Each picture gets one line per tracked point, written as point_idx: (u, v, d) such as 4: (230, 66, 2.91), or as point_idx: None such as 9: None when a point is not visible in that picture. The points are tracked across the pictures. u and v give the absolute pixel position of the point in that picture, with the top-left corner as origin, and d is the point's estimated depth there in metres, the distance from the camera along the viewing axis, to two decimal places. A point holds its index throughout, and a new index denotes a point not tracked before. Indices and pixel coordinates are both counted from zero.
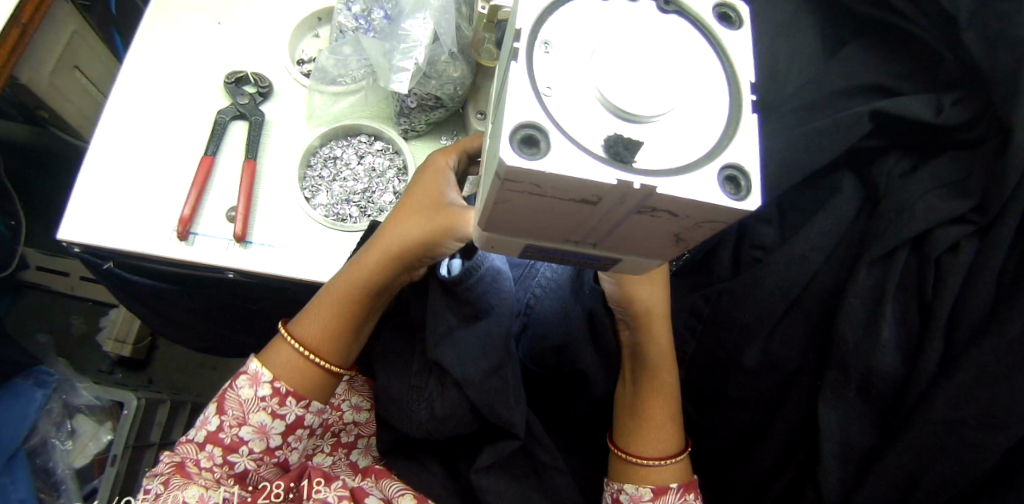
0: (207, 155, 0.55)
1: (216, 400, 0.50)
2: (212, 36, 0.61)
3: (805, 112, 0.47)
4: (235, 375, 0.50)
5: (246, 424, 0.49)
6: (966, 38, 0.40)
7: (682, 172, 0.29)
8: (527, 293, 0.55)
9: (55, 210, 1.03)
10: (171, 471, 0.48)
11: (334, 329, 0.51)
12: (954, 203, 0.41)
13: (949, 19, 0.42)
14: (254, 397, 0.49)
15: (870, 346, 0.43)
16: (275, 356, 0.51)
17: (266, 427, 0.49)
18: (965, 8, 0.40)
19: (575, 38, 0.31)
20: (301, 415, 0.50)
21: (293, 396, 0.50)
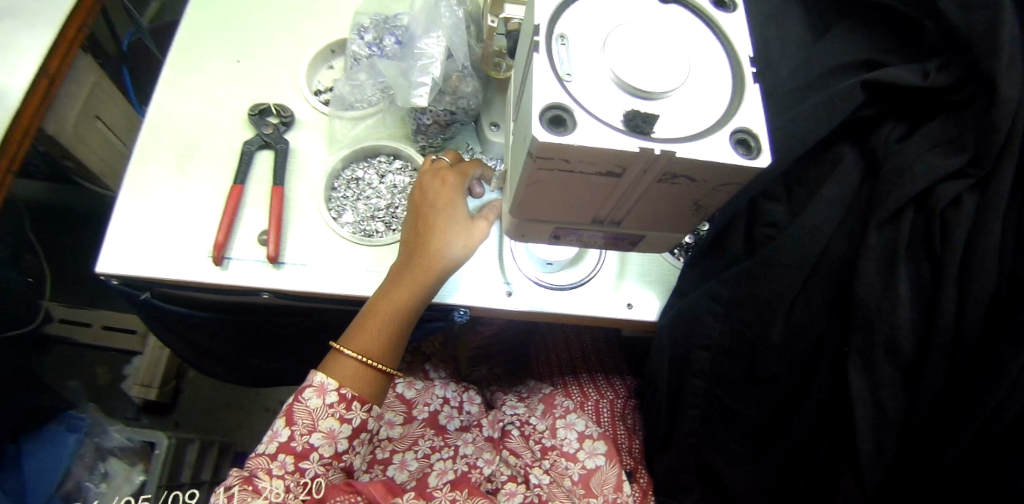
0: (238, 184, 0.58)
1: (283, 412, 0.50)
2: (231, 74, 0.64)
3: (800, 89, 0.50)
4: (300, 389, 0.50)
5: (316, 431, 0.49)
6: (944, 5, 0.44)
7: (697, 136, 0.32)
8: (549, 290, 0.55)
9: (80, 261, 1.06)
10: (240, 483, 0.48)
11: (386, 340, 0.51)
12: (951, 159, 0.43)
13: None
14: (322, 406, 0.49)
15: (890, 304, 0.43)
16: (338, 367, 0.51)
17: (334, 431, 0.50)
18: None
19: (588, 29, 0.34)
20: (365, 419, 0.51)
21: (357, 400, 0.50)
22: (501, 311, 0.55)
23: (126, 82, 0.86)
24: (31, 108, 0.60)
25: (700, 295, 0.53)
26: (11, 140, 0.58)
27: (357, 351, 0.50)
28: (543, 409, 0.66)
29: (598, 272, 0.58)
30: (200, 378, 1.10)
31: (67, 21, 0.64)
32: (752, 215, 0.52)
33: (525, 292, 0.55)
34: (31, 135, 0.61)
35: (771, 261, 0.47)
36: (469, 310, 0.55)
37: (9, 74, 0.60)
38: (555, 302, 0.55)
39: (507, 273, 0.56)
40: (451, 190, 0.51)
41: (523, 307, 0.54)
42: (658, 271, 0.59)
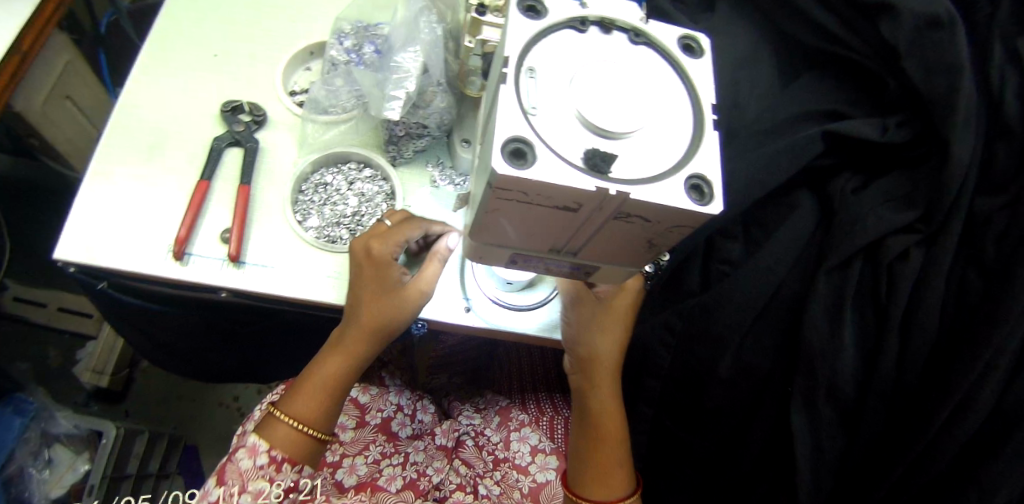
0: (204, 180, 0.57)
1: (216, 473, 0.49)
2: (207, 69, 0.63)
3: (765, 134, 0.51)
4: (234, 448, 0.50)
5: (245, 492, 0.48)
6: (906, 66, 0.45)
7: (653, 180, 0.32)
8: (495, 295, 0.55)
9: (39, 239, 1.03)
10: None
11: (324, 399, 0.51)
12: (900, 213, 0.45)
13: (889, 48, 0.47)
14: (252, 467, 0.48)
15: (834, 351, 0.44)
16: (269, 431, 0.49)
17: (264, 494, 0.48)
18: (904, 39, 0.45)
19: (557, 65, 0.35)
20: (297, 480, 0.50)
21: (288, 462, 0.49)
22: (458, 327, 0.54)
23: (102, 64, 0.85)
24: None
25: (651, 323, 0.54)
26: None
27: (293, 416, 0.49)
28: (499, 421, 0.65)
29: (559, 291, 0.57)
30: (155, 367, 1.08)
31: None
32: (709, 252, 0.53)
33: (482, 310, 0.54)
34: None
35: (725, 299, 0.48)
36: (427, 324, 0.55)
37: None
38: (511, 322, 0.54)
39: (468, 289, 0.55)
40: (387, 257, 0.49)
41: (481, 325, 0.53)
42: None
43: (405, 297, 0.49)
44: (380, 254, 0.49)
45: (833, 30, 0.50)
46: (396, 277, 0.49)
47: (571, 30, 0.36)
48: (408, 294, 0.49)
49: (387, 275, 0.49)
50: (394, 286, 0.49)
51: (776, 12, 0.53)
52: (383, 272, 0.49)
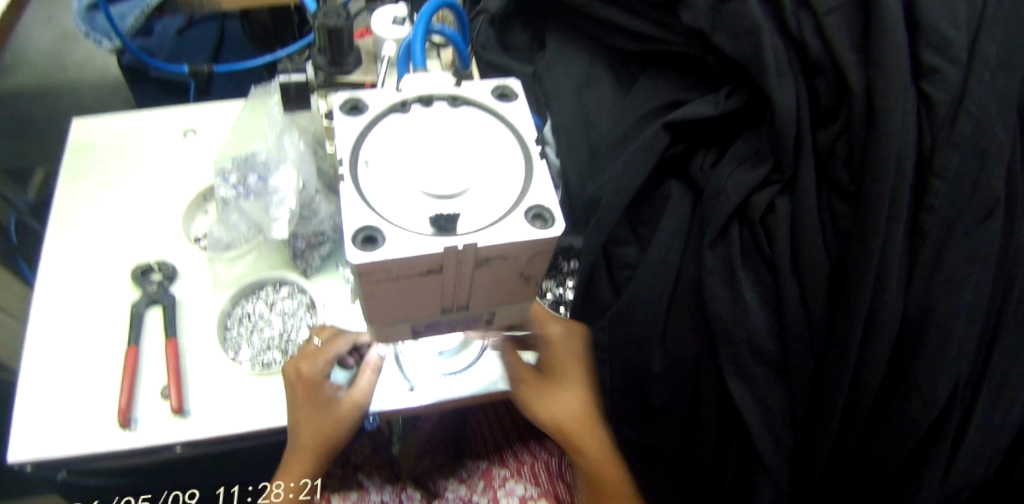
0: (131, 346, 0.58)
1: None
2: (111, 242, 0.66)
3: (619, 140, 0.53)
4: None
5: None
6: (717, 40, 0.50)
7: (497, 222, 0.35)
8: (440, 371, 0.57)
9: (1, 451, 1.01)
10: None
11: None
12: (755, 171, 0.49)
13: (697, 32, 0.51)
14: None
15: (741, 313, 0.48)
16: None
17: None
18: (704, 19, 0.50)
19: (388, 150, 0.38)
20: None
21: None
22: (408, 410, 0.55)
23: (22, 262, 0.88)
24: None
25: (582, 346, 0.55)
26: None
27: None
28: (483, 485, 0.69)
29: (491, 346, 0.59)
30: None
31: None
32: (609, 260, 0.56)
33: (425, 387, 0.56)
34: None
35: (635, 298, 0.51)
36: (380, 416, 0.57)
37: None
38: (455, 389, 0.56)
39: (407, 371, 0.57)
40: (316, 377, 0.53)
41: (428, 401, 0.55)
42: None
43: (340, 415, 0.53)
44: (309, 374, 0.53)
45: (646, 32, 0.54)
46: (329, 395, 0.53)
47: (396, 114, 0.40)
48: (341, 409, 0.54)
49: (319, 393, 0.53)
50: (329, 404, 0.54)
51: (597, 32, 0.58)
52: (314, 391, 0.53)
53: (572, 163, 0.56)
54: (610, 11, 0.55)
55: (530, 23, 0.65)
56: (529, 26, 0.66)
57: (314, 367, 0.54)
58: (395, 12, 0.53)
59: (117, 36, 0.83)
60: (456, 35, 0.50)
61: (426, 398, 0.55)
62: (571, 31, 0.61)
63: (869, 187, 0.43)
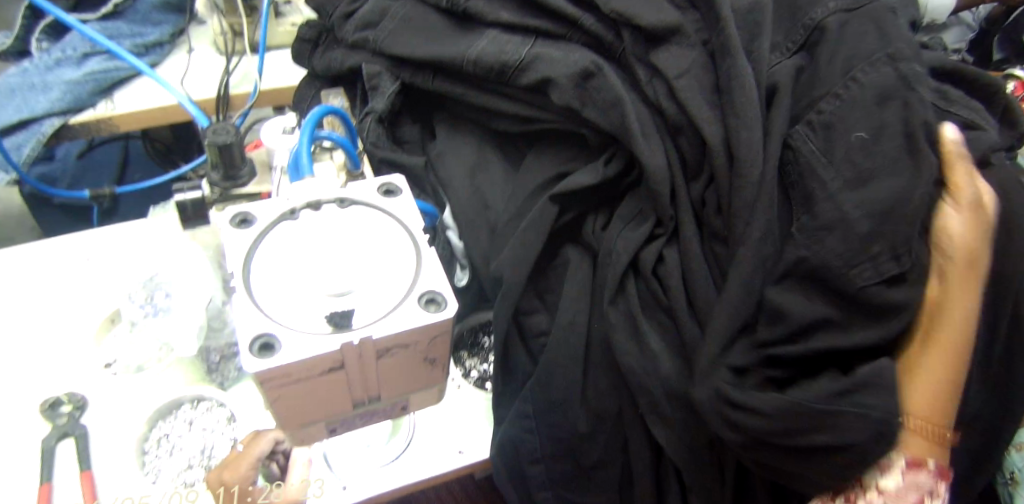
0: (45, 482, 0.55)
1: None
2: (10, 382, 0.62)
3: (512, 216, 0.57)
4: None
5: None
6: (588, 114, 0.54)
7: (391, 312, 0.37)
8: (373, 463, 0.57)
9: None
10: None
11: None
12: (641, 228, 0.53)
13: (569, 109, 0.55)
14: None
15: (650, 361, 0.50)
16: None
17: None
18: (572, 97, 0.54)
19: (281, 255, 0.39)
20: None
21: None
22: None
23: None
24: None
25: (512, 417, 0.56)
26: None
27: None
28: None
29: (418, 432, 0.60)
30: None
31: None
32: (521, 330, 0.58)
33: (354, 483, 0.55)
34: None
35: (553, 363, 0.53)
36: None
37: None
38: (387, 480, 0.56)
39: (338, 469, 0.56)
40: (245, 485, 0.48)
41: (360, 497, 0.54)
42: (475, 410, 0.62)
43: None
44: (235, 484, 0.48)
45: (523, 113, 0.59)
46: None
47: (287, 221, 0.41)
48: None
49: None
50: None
51: (480, 118, 0.63)
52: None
53: (473, 241, 0.60)
54: (488, 98, 0.60)
55: (420, 116, 0.70)
56: (419, 118, 0.70)
57: (241, 471, 0.48)
58: (284, 122, 0.56)
59: (14, 170, 0.81)
60: (343, 139, 0.53)
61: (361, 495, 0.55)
62: (457, 119, 0.66)
63: (740, 228, 0.48)
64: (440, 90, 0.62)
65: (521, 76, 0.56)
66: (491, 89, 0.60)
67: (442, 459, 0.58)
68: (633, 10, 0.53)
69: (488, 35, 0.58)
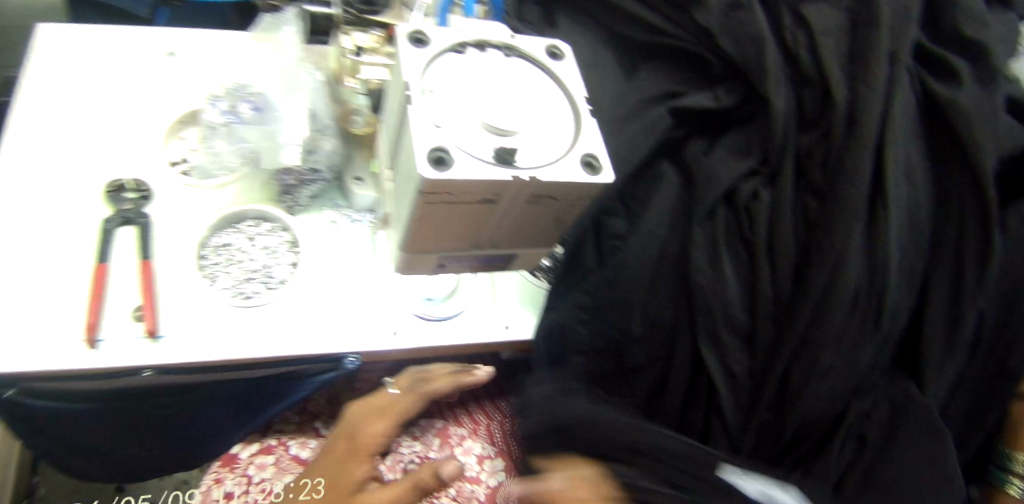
0: (101, 263, 0.54)
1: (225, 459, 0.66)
2: (77, 152, 0.61)
3: (627, 115, 0.60)
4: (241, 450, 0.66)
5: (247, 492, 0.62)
6: (723, 42, 0.57)
7: (551, 162, 0.38)
8: (427, 314, 0.60)
9: None
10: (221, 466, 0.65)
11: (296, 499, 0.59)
12: (742, 162, 0.56)
13: (704, 32, 0.59)
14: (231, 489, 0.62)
15: (722, 286, 0.53)
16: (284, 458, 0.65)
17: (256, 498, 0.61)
18: (715, 21, 0.58)
19: (447, 83, 0.39)
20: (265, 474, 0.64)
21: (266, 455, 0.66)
22: (394, 353, 0.58)
23: None
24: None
25: (567, 306, 0.60)
26: None
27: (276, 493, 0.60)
28: (438, 442, 0.70)
29: (473, 302, 0.64)
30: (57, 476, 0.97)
31: None
32: (598, 231, 0.61)
33: (410, 329, 0.59)
34: None
35: (626, 267, 0.56)
36: (361, 357, 0.57)
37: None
38: (442, 336, 0.60)
39: (394, 316, 0.59)
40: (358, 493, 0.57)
41: (412, 344, 0.58)
42: (528, 295, 0.67)
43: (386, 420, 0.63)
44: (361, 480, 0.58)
45: (659, 25, 0.62)
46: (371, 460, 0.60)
47: (453, 53, 0.41)
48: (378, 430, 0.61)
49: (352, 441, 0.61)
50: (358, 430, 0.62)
51: (612, 19, 0.66)
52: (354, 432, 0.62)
53: None
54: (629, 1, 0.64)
55: (539, 9, 0.72)
56: None
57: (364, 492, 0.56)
58: None
59: None
60: None
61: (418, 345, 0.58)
62: (586, 17, 0.68)
63: (843, 185, 0.50)
64: None
65: None
66: None
67: (490, 331, 0.62)
68: None
69: None
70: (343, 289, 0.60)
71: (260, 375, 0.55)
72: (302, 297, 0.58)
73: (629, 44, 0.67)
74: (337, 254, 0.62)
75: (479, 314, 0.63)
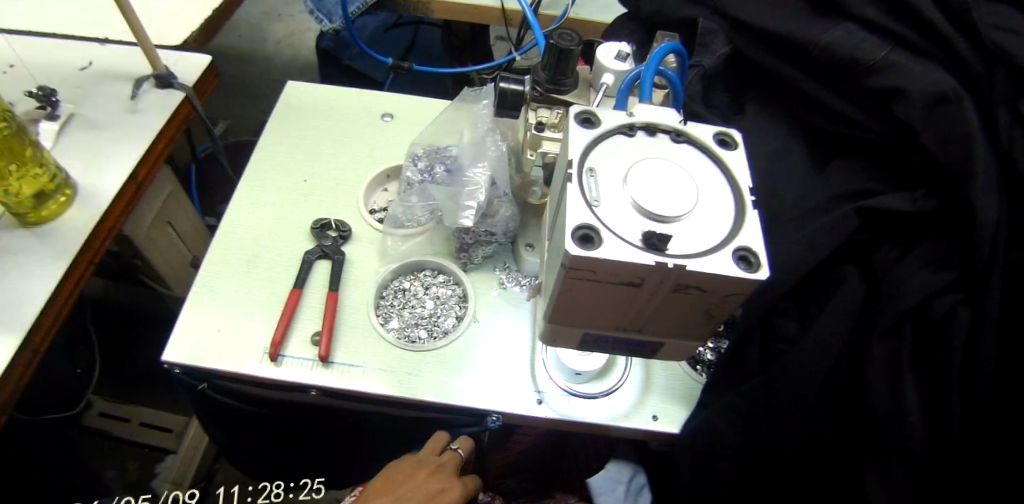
0: (296, 289, 0.65)
1: None
2: (300, 192, 0.75)
3: (811, 211, 0.58)
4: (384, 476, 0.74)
5: None
6: (926, 138, 0.51)
7: (705, 253, 0.38)
8: (568, 386, 0.61)
9: (151, 366, 1.19)
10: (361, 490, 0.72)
11: None
12: (942, 274, 0.47)
13: (907, 126, 0.53)
14: None
15: (899, 412, 0.46)
16: None
17: None
18: (918, 116, 0.51)
19: (612, 164, 0.42)
20: None
21: None
22: (530, 417, 0.59)
23: (195, 188, 1.09)
24: (119, 207, 0.69)
25: (717, 407, 0.54)
26: (95, 236, 0.66)
27: None
28: None
29: (621, 381, 0.62)
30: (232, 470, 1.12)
31: (159, 135, 0.75)
32: (765, 330, 0.57)
33: (552, 397, 0.60)
34: (114, 235, 0.69)
35: (789, 371, 0.51)
36: (502, 417, 0.60)
37: (107, 180, 0.69)
38: (582, 411, 0.60)
39: (538, 382, 0.61)
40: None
41: (548, 414, 0.59)
42: (680, 385, 0.63)
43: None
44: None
45: (853, 116, 0.58)
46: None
47: (622, 134, 0.44)
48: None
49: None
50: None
51: (802, 110, 0.64)
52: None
53: None
54: (819, 90, 0.61)
55: (727, 96, 0.73)
56: (732, 87, 0.74)
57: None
58: (620, 48, 0.60)
59: (343, 20, 1.02)
60: (676, 78, 0.56)
61: (557, 416, 0.59)
62: (776, 107, 0.67)
63: None
64: (772, 67, 0.65)
65: (869, 78, 0.55)
66: (829, 83, 0.60)
67: (634, 417, 0.60)
68: (1019, 47, 0.48)
69: (845, 27, 0.58)
70: (491, 346, 0.64)
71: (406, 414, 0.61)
72: (458, 350, 0.63)
73: (820, 135, 0.64)
74: (500, 320, 0.66)
75: (623, 395, 0.62)
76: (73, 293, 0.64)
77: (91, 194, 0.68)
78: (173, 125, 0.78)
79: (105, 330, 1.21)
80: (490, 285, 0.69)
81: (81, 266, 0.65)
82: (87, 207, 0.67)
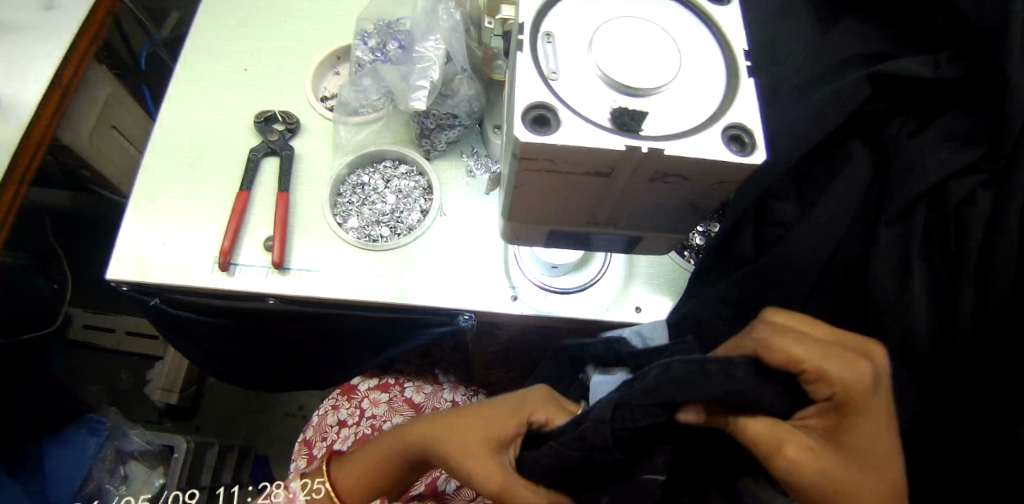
0: (243, 190, 0.59)
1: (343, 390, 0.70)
2: (238, 82, 0.66)
3: (816, 82, 0.50)
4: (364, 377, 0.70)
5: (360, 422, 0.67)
6: None
7: (687, 133, 0.31)
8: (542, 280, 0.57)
9: None
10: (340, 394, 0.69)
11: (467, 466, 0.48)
12: (962, 153, 0.41)
13: None
14: (335, 420, 0.68)
15: (904, 305, 0.41)
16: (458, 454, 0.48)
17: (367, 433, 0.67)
18: None
19: (575, 27, 0.33)
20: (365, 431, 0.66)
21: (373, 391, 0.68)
22: (506, 315, 0.56)
23: (147, 99, 1.01)
24: (46, 119, 0.61)
25: (708, 297, 0.52)
26: (23, 155, 0.58)
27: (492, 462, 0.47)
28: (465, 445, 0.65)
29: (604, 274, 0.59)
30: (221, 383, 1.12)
31: (80, 33, 0.65)
32: (760, 217, 0.52)
33: (530, 294, 0.57)
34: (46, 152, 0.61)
35: (784, 263, 0.46)
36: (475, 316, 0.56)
37: (11, 78, 0.60)
38: (561, 308, 0.56)
39: (513, 277, 0.57)
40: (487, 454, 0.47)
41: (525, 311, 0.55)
42: (668, 273, 0.59)
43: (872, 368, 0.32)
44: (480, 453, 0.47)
45: None
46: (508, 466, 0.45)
47: None
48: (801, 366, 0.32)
49: (839, 464, 0.30)
50: (868, 406, 0.31)
51: None
52: (767, 354, 0.32)
53: None
54: None
55: None
56: None
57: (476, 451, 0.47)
58: None
59: None
60: None
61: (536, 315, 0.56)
62: None
63: None
64: None
65: None
66: None
67: (617, 309, 0.57)
68: None
69: None
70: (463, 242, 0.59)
71: (376, 317, 0.58)
72: (424, 250, 0.58)
73: None
74: (470, 214, 0.60)
75: (603, 288, 0.58)
76: (8, 215, 0.58)
77: (10, 105, 0.59)
78: (98, 20, 0.66)
79: (75, 243, 1.15)
80: (458, 174, 0.62)
81: (12, 187, 0.58)
82: (6, 121, 0.58)
